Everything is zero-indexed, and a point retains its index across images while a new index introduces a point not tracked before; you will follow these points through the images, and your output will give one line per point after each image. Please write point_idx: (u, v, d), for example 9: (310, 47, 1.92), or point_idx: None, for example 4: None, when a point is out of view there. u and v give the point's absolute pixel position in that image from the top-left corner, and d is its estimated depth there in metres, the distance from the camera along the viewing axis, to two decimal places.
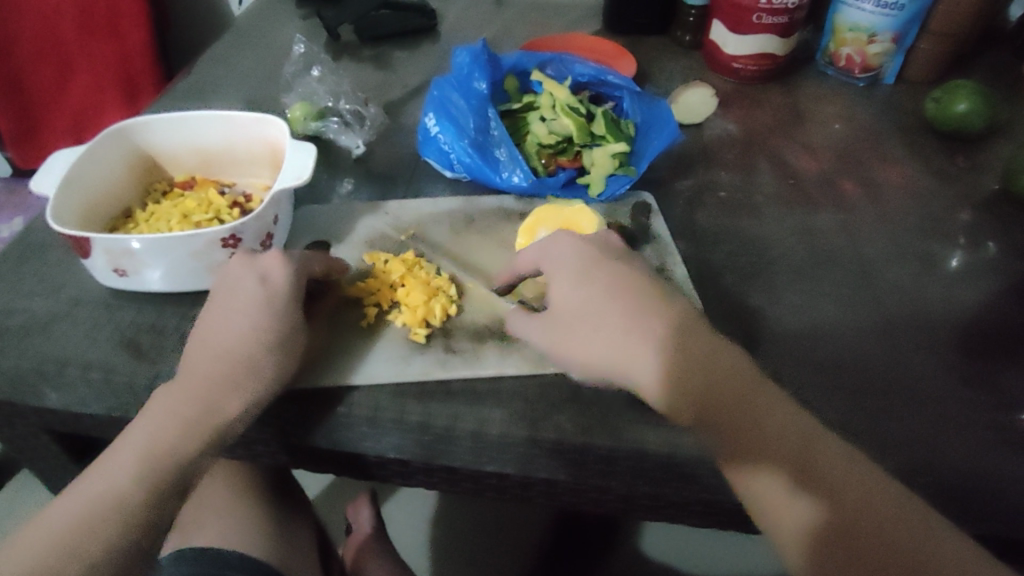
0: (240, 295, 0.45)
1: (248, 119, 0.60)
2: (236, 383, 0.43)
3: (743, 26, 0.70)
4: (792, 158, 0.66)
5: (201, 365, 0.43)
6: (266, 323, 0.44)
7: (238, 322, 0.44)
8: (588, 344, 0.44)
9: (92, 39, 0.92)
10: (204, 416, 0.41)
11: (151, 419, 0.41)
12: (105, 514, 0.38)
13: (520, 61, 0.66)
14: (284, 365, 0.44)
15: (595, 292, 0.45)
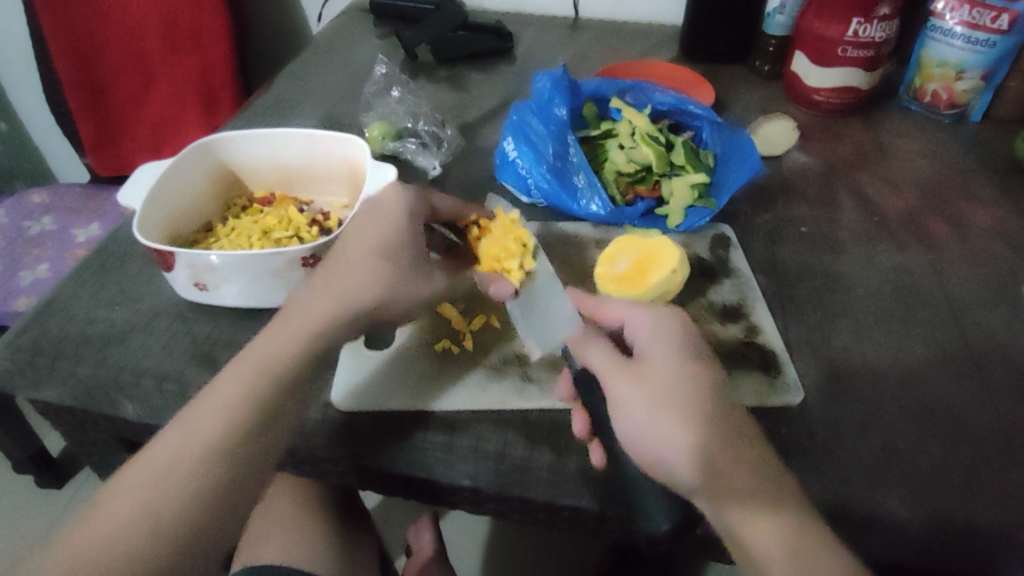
0: (359, 223, 0.49)
1: (329, 138, 0.61)
2: (339, 298, 0.45)
3: (827, 58, 0.69)
4: (875, 194, 0.64)
5: (314, 285, 0.46)
6: (397, 244, 0.48)
7: (359, 240, 0.48)
8: (637, 392, 0.41)
9: (175, 53, 0.94)
10: (307, 332, 0.43)
11: (263, 338, 0.43)
12: (214, 420, 0.39)
13: (600, 88, 0.66)
14: (394, 279, 0.47)
15: (673, 355, 0.42)
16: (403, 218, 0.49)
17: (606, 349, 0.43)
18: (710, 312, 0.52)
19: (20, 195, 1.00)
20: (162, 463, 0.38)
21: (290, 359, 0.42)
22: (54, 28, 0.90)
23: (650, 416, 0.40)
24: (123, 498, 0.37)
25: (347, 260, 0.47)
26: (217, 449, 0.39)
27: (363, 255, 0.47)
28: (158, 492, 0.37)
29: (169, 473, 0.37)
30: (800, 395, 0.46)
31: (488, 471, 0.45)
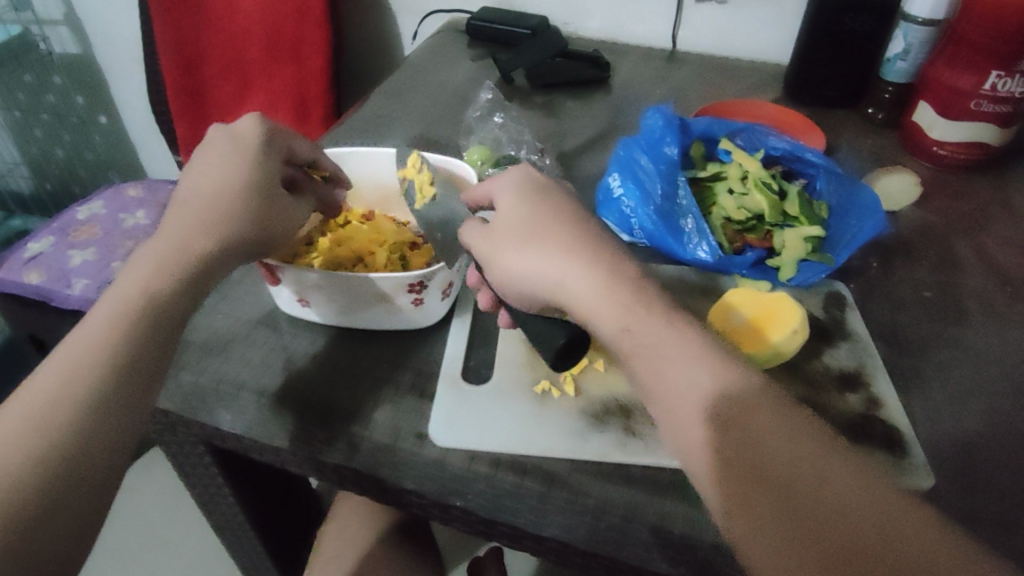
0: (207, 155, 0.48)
1: (435, 161, 0.59)
2: (206, 226, 0.44)
3: (954, 112, 0.65)
4: (1004, 259, 0.60)
5: (181, 215, 0.44)
6: (236, 168, 0.46)
7: (208, 178, 0.46)
8: (591, 282, 0.38)
9: (276, 61, 0.96)
10: (171, 258, 0.42)
11: (129, 271, 0.42)
12: (91, 353, 0.37)
13: (710, 128, 0.63)
14: (257, 210, 0.46)
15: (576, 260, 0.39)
16: (257, 154, 0.48)
17: (545, 233, 0.40)
18: (827, 378, 0.49)
19: (117, 188, 1.04)
20: (60, 369, 0.36)
21: (156, 280, 0.41)
22: (165, 34, 0.93)
23: (610, 313, 0.38)
24: (18, 405, 0.35)
25: (220, 185, 0.46)
26: (90, 363, 0.37)
27: (219, 184, 0.46)
28: (50, 400, 0.35)
29: (59, 383, 0.36)
30: (931, 481, 0.42)
31: (584, 527, 0.43)
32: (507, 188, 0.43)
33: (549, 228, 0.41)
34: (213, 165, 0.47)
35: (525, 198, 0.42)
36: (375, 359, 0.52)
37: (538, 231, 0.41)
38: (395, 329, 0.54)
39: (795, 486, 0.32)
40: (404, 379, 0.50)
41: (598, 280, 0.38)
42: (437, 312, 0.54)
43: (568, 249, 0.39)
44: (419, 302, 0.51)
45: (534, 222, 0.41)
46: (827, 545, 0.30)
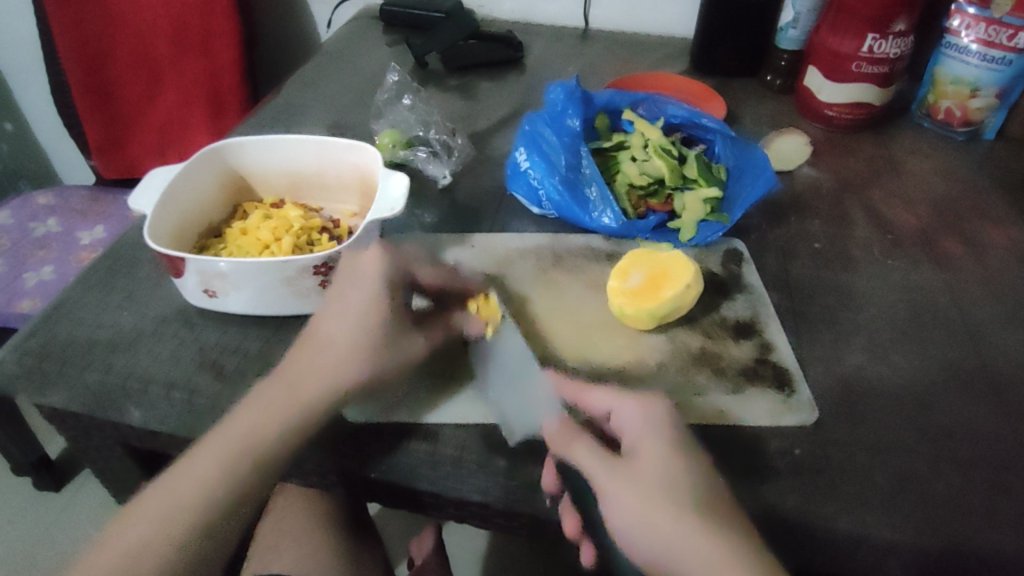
0: (344, 294, 0.48)
1: (341, 145, 0.59)
2: (325, 373, 0.45)
3: (839, 74, 0.69)
4: (887, 211, 0.64)
5: (304, 355, 0.46)
6: (373, 313, 0.47)
7: (334, 321, 0.47)
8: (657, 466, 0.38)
9: (184, 56, 0.94)
10: (292, 399, 0.44)
11: (251, 408, 0.43)
12: (196, 502, 0.41)
13: (612, 99, 0.66)
14: (381, 353, 0.46)
15: (667, 460, 0.38)
16: (391, 292, 0.48)
17: (643, 446, 0.39)
18: (722, 328, 0.51)
19: (26, 196, 1.00)
20: (167, 500, 0.41)
21: (287, 402, 0.43)
22: (65, 30, 0.90)
23: (697, 541, 0.36)
24: (151, 511, 0.41)
25: (338, 335, 0.46)
26: (202, 503, 0.41)
27: (323, 346, 0.46)
28: (161, 521, 0.40)
29: (171, 511, 0.40)
30: (815, 416, 0.46)
31: (498, 486, 0.44)
32: (644, 414, 0.40)
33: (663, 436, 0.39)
34: (340, 308, 0.47)
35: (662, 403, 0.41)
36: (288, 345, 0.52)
37: (659, 435, 0.39)
38: (310, 314, 0.54)
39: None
40: None
41: (692, 491, 0.37)
42: None
43: (678, 464, 0.38)
44: (327, 283, 0.52)
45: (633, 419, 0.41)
46: None
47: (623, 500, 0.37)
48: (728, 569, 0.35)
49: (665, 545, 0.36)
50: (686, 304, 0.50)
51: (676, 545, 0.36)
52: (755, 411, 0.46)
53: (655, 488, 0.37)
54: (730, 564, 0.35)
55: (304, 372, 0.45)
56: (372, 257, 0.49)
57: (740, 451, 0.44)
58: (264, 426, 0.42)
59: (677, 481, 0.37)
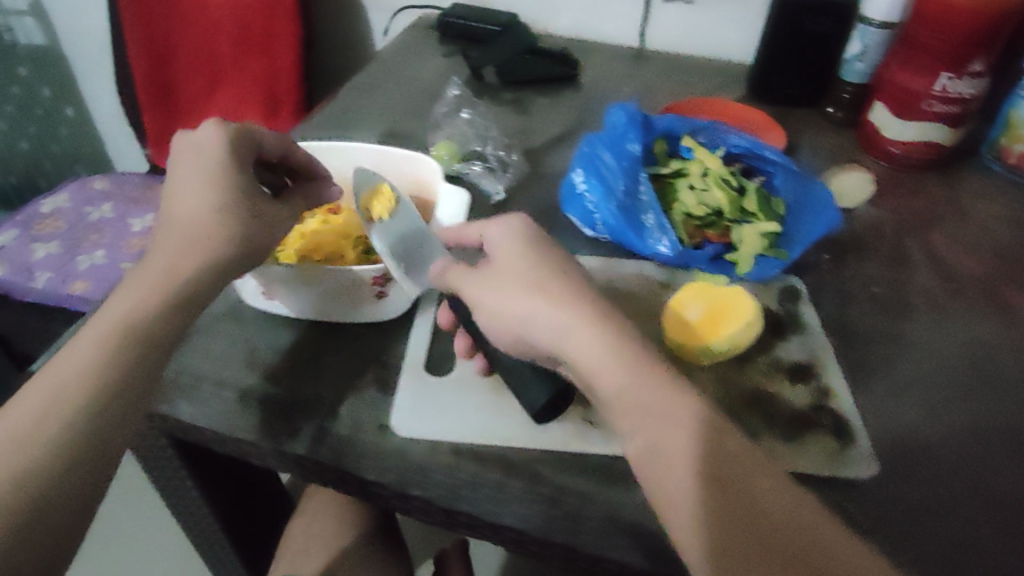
0: (179, 170, 0.47)
1: (400, 156, 0.59)
2: (194, 245, 0.45)
3: (908, 112, 0.67)
4: (950, 257, 0.62)
5: (170, 240, 0.45)
6: (187, 191, 0.46)
7: (181, 203, 0.46)
8: (598, 343, 0.40)
9: (245, 55, 0.95)
10: (156, 285, 0.43)
11: (120, 298, 0.43)
12: (58, 398, 0.39)
13: (673, 125, 0.65)
14: (243, 225, 0.46)
15: (534, 258, 0.44)
16: (225, 160, 0.47)
17: (547, 292, 0.42)
18: (778, 368, 0.50)
19: (83, 181, 1.03)
20: (53, 382, 0.39)
21: (172, 246, 0.45)
22: (134, 23, 0.92)
23: (592, 344, 0.40)
24: (10, 421, 0.38)
25: (191, 207, 0.46)
26: (72, 399, 0.39)
27: (196, 212, 0.45)
28: (54, 401, 0.39)
29: (33, 428, 0.38)
30: (874, 469, 0.44)
31: (540, 514, 0.43)
32: (508, 233, 0.45)
33: (538, 263, 0.43)
34: (183, 183, 0.47)
35: (546, 262, 0.44)
36: (337, 352, 0.52)
37: (521, 231, 0.45)
38: (361, 324, 0.54)
39: (799, 543, 0.35)
40: (365, 372, 0.51)
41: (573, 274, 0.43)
42: (401, 307, 0.54)
43: (572, 286, 0.42)
44: (382, 296, 0.52)
45: (535, 296, 0.42)
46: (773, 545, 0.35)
47: (532, 323, 0.41)
48: (617, 364, 0.39)
49: (567, 342, 0.40)
50: (745, 342, 0.49)
51: (576, 341, 0.40)
52: (814, 460, 0.44)
53: (558, 317, 0.41)
54: (609, 331, 0.40)
55: (172, 248, 0.45)
56: (208, 135, 0.48)
57: None
58: (131, 311, 0.42)
59: (569, 295, 0.42)
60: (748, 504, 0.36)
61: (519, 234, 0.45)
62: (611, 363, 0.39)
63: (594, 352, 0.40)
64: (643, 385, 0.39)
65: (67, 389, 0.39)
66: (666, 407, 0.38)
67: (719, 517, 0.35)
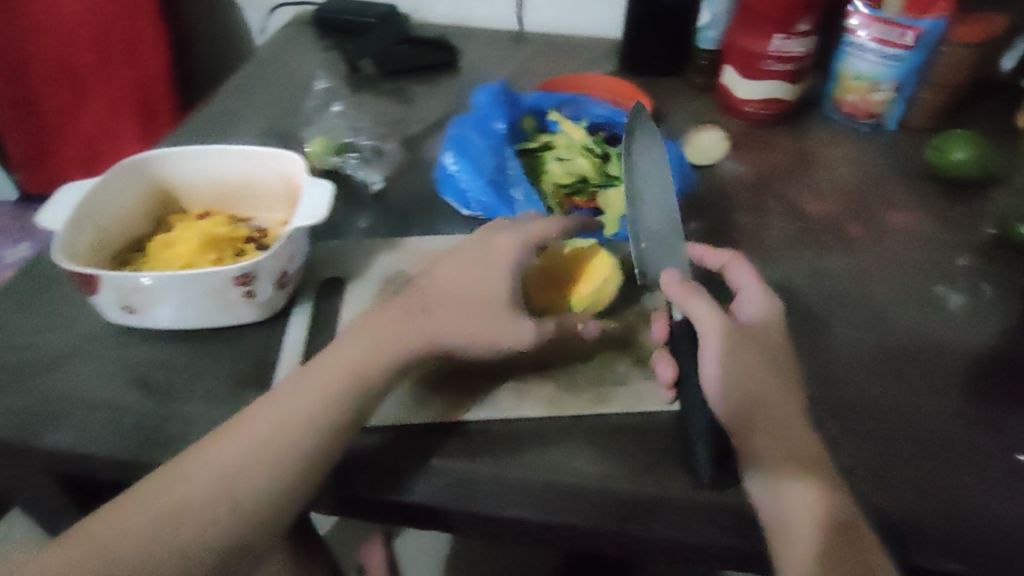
0: (469, 267, 0.50)
1: (267, 154, 0.60)
2: (369, 344, 0.46)
3: (753, 72, 0.72)
4: (799, 201, 0.67)
5: (408, 319, 0.47)
6: (479, 278, 0.49)
7: (458, 281, 0.49)
8: (774, 385, 0.44)
9: (111, 67, 0.92)
10: (365, 377, 0.44)
11: (295, 384, 0.44)
12: (231, 479, 0.40)
13: (538, 101, 0.68)
14: (486, 322, 0.47)
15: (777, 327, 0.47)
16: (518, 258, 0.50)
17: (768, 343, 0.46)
18: (643, 320, 0.54)
19: None
20: (202, 471, 0.40)
21: (410, 343, 0.46)
22: None
23: (777, 392, 0.43)
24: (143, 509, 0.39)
25: (482, 293, 0.48)
26: (230, 486, 0.40)
27: (479, 284, 0.48)
28: (165, 514, 0.39)
29: (203, 494, 0.40)
30: None
31: (429, 484, 0.45)
32: (760, 302, 0.48)
33: (774, 330, 0.47)
34: (448, 276, 0.50)
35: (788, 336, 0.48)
36: (217, 359, 0.53)
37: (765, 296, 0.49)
38: (238, 322, 0.54)
39: (863, 538, 0.40)
40: (244, 375, 0.52)
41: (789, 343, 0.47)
42: (278, 301, 0.54)
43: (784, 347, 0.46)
44: (251, 294, 0.52)
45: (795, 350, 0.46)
46: (838, 538, 0.40)
47: (733, 358, 0.44)
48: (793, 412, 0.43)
49: (759, 390, 0.43)
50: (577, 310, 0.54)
51: (745, 380, 0.43)
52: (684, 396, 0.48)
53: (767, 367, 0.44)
54: (787, 385, 0.44)
55: (357, 343, 0.46)
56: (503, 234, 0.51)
57: (659, 441, 0.46)
58: (326, 408, 0.43)
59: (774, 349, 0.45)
60: (838, 507, 0.41)
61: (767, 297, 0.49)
62: (780, 400, 0.43)
63: (780, 399, 0.43)
64: (789, 415, 0.43)
65: (223, 475, 0.40)
66: (782, 421, 0.43)
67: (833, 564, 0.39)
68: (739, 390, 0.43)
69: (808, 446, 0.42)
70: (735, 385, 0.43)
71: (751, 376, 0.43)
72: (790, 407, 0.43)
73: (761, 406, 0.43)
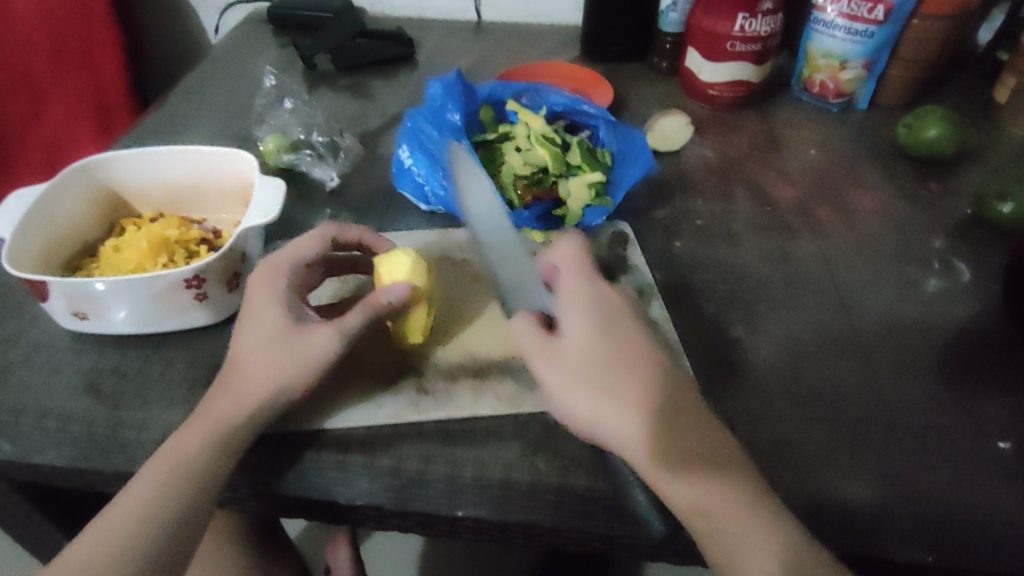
0: (254, 302, 0.46)
1: (215, 153, 0.58)
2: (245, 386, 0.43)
3: (717, 54, 0.70)
4: (767, 184, 0.66)
5: (246, 359, 0.44)
6: (263, 316, 0.45)
7: (256, 324, 0.45)
8: (607, 402, 0.39)
9: (65, 70, 0.90)
10: (246, 397, 0.42)
11: (193, 419, 0.42)
12: (153, 502, 0.39)
13: (495, 91, 0.65)
14: (302, 349, 0.44)
15: (603, 324, 0.42)
16: (289, 278, 0.47)
17: (592, 351, 0.41)
18: None
19: None
20: (126, 508, 0.39)
21: (199, 455, 0.40)
22: None
23: (614, 411, 0.39)
24: (72, 558, 0.37)
25: (264, 331, 0.44)
26: (151, 509, 0.39)
27: (260, 329, 0.44)
28: (89, 565, 0.37)
29: (125, 539, 0.38)
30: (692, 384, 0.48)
31: (387, 487, 0.44)
32: (583, 293, 0.44)
33: (608, 329, 0.42)
34: (255, 312, 0.45)
35: (610, 304, 0.44)
36: (168, 363, 0.50)
37: (596, 291, 0.44)
38: (192, 327, 0.51)
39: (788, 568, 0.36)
40: (198, 378, 0.49)
41: (621, 335, 0.42)
42: (231, 305, 0.52)
43: (614, 340, 0.41)
44: (203, 296, 0.49)
45: (621, 339, 0.42)
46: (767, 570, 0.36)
47: (563, 397, 0.41)
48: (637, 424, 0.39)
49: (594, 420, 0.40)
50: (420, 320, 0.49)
51: (585, 412, 0.40)
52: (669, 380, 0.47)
53: (593, 392, 0.40)
54: (629, 395, 0.39)
55: (224, 393, 0.43)
56: (284, 255, 0.48)
57: None
58: (237, 411, 0.42)
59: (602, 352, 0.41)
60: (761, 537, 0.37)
61: (588, 290, 0.44)
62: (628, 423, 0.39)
63: (622, 419, 0.39)
64: (631, 433, 0.39)
65: (147, 505, 0.39)
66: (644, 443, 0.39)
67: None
68: (588, 425, 0.40)
69: (705, 468, 0.38)
70: (580, 414, 0.40)
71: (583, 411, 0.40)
72: (634, 420, 0.39)
73: (614, 436, 0.39)
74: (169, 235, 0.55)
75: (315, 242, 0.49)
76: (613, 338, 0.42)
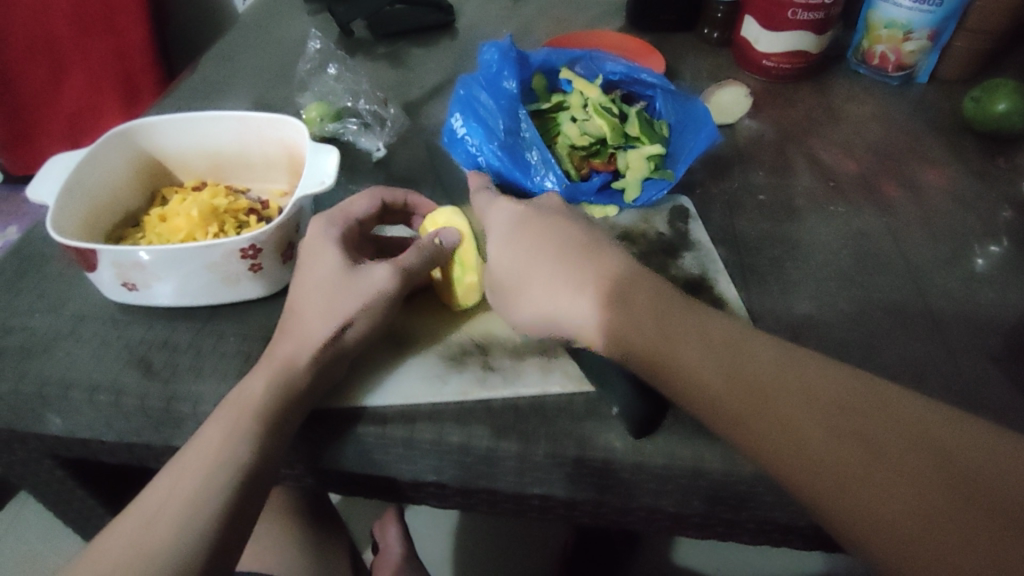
0: (306, 262, 0.44)
1: (261, 120, 0.55)
2: (303, 334, 0.41)
3: (776, 23, 0.67)
4: (828, 158, 0.64)
5: (293, 315, 0.42)
6: (320, 263, 0.43)
7: (310, 273, 0.43)
8: (545, 296, 0.40)
9: (89, 36, 0.87)
10: (308, 340, 0.41)
11: (254, 370, 0.40)
12: (222, 452, 0.37)
13: (549, 58, 0.63)
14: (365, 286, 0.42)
15: (533, 228, 0.42)
16: (343, 229, 0.45)
17: (524, 253, 0.41)
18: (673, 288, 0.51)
19: None
20: (196, 459, 0.37)
21: (262, 405, 0.38)
22: None
23: (558, 303, 0.39)
24: (138, 514, 0.35)
25: (315, 280, 0.42)
26: (223, 456, 0.37)
27: (308, 281, 0.43)
28: (159, 518, 0.35)
29: (196, 486, 0.36)
30: None
31: (455, 465, 0.42)
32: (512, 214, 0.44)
33: (537, 230, 0.42)
34: (308, 268, 0.43)
35: (526, 221, 0.43)
36: (220, 336, 0.47)
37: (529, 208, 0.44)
38: (242, 300, 0.49)
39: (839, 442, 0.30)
40: (253, 350, 0.46)
41: (552, 231, 0.42)
42: (284, 278, 0.49)
43: (543, 237, 0.41)
44: (258, 268, 0.47)
45: (546, 253, 0.40)
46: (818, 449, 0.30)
47: (527, 312, 0.41)
48: (583, 307, 0.38)
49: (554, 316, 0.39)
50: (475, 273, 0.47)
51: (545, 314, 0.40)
52: None
53: (538, 292, 0.40)
54: (567, 281, 0.39)
55: (284, 343, 0.41)
56: (335, 208, 0.47)
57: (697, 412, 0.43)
58: (303, 351, 0.40)
59: (533, 249, 0.41)
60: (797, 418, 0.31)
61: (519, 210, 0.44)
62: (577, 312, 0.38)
63: (570, 305, 0.39)
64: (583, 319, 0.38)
65: (216, 456, 0.36)
66: (605, 328, 0.37)
67: (834, 434, 0.30)
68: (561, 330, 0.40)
69: (689, 347, 0.34)
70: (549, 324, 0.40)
71: (546, 315, 0.40)
72: (580, 304, 0.38)
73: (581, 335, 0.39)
74: (219, 204, 0.53)
75: (370, 200, 0.48)
76: (545, 235, 0.41)
